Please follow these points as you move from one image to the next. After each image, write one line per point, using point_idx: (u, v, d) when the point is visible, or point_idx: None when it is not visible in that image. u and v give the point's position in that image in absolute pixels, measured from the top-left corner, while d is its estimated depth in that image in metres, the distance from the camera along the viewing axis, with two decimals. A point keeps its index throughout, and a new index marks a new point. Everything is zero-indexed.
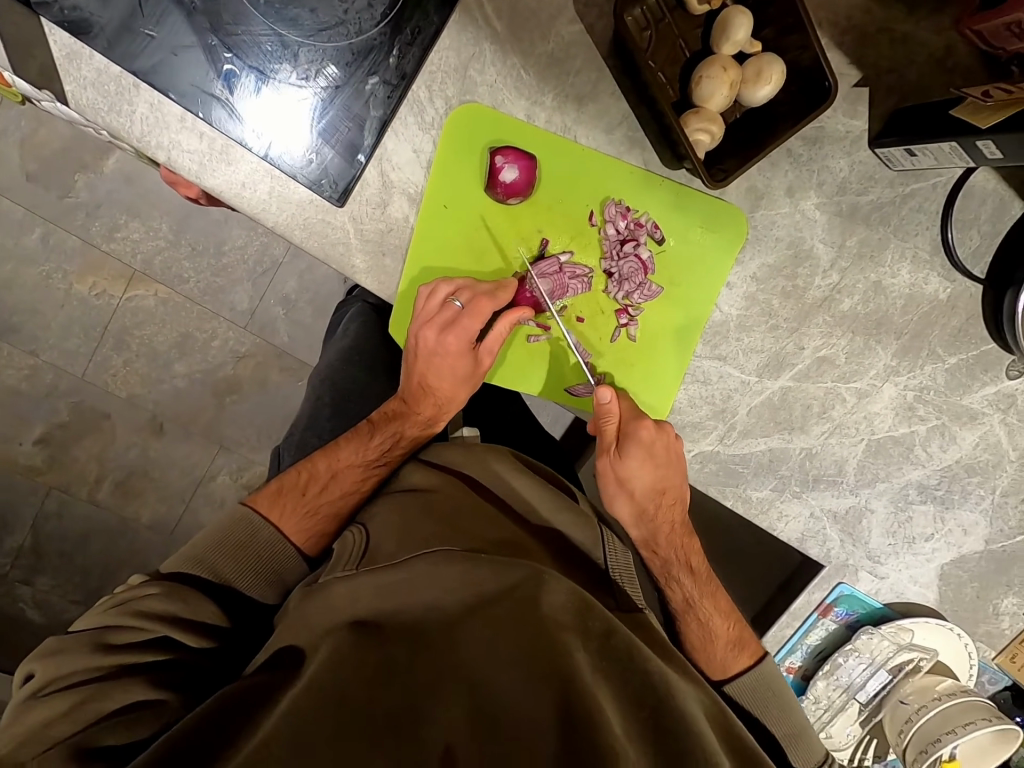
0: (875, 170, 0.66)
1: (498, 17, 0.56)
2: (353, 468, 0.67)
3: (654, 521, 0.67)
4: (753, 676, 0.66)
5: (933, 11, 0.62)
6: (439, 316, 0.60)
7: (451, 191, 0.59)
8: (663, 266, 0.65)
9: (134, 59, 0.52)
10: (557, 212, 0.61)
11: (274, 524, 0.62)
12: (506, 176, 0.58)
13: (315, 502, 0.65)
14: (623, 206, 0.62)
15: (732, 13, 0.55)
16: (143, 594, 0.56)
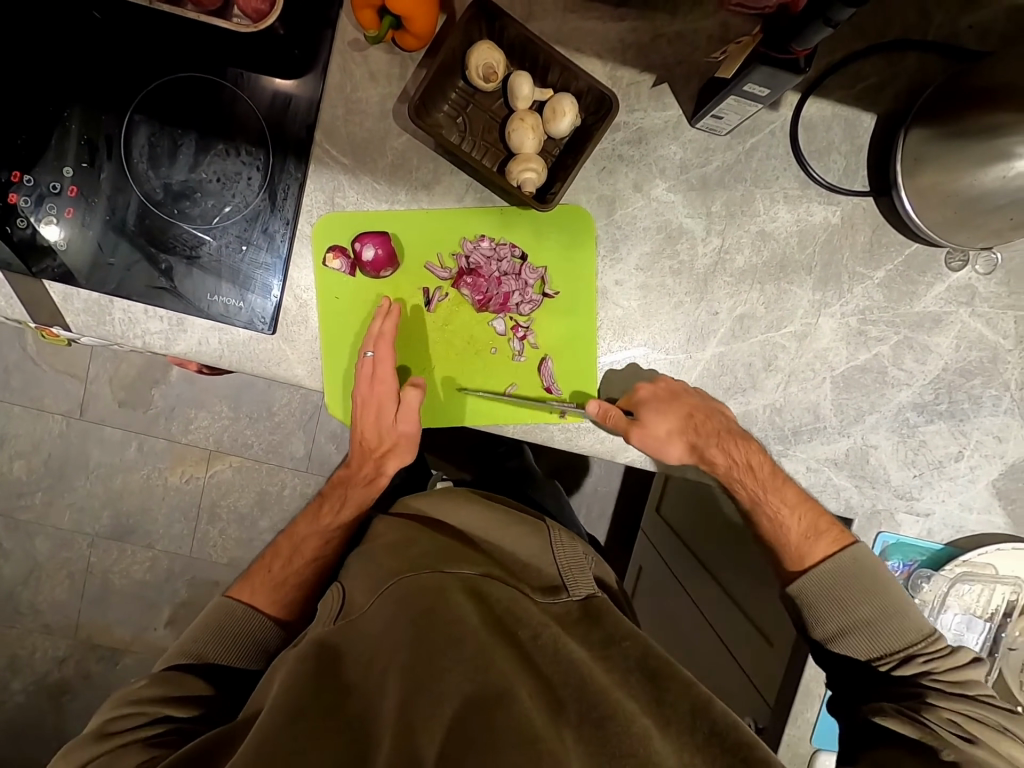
0: (708, 141, 0.72)
1: (343, 154, 0.71)
2: (312, 537, 0.77)
3: (721, 447, 0.72)
4: (845, 562, 0.71)
5: (697, 3, 0.70)
6: (361, 371, 0.70)
7: (336, 283, 0.72)
8: (542, 274, 0.73)
9: (106, 285, 0.71)
10: (426, 267, 0.72)
11: (246, 601, 0.72)
12: (368, 255, 0.70)
13: (281, 576, 0.74)
14: (478, 242, 0.72)
15: (513, 79, 0.67)
16: (134, 685, 0.64)
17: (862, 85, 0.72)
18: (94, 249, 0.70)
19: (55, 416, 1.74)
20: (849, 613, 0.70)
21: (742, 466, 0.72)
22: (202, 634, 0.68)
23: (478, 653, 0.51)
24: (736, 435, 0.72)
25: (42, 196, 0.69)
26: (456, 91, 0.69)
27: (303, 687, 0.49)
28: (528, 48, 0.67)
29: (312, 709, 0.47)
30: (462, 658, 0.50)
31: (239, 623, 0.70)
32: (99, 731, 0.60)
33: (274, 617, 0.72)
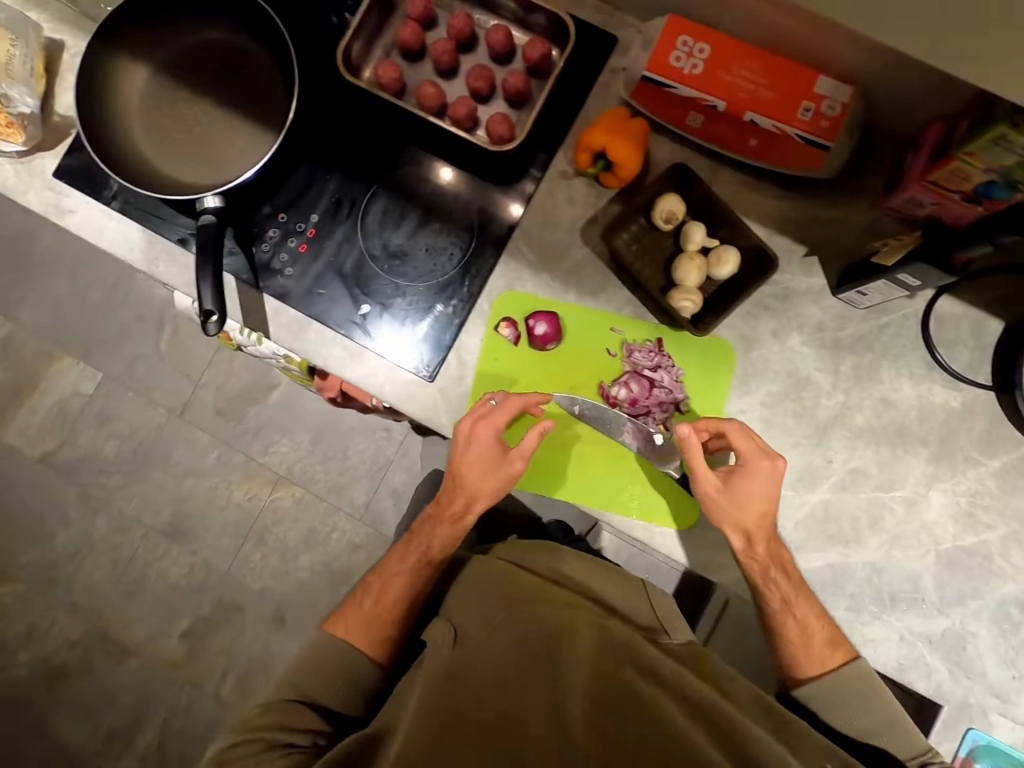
0: (845, 311, 0.82)
1: (532, 253, 0.84)
2: (398, 577, 0.79)
3: (752, 546, 0.74)
4: (850, 674, 0.72)
5: (855, 197, 0.82)
6: (477, 411, 0.76)
7: (501, 348, 0.83)
8: (683, 387, 0.80)
9: (311, 309, 0.84)
10: (581, 354, 0.82)
11: (345, 639, 0.77)
12: (538, 330, 0.81)
13: (372, 613, 0.78)
14: (632, 344, 0.81)
15: (689, 226, 0.80)
16: (311, 645, 0.78)
17: (994, 294, 0.80)
18: (312, 280, 0.84)
19: (158, 408, 1.90)
20: (858, 719, 0.70)
21: (773, 564, 0.74)
22: (311, 671, 0.76)
23: (601, 676, 0.55)
24: (773, 543, 0.74)
25: (287, 231, 0.85)
26: (636, 225, 0.82)
27: (426, 730, 0.55)
28: (709, 205, 0.80)
29: (442, 738, 0.54)
30: (579, 684, 0.54)
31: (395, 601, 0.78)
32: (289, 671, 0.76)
33: (375, 659, 0.77)
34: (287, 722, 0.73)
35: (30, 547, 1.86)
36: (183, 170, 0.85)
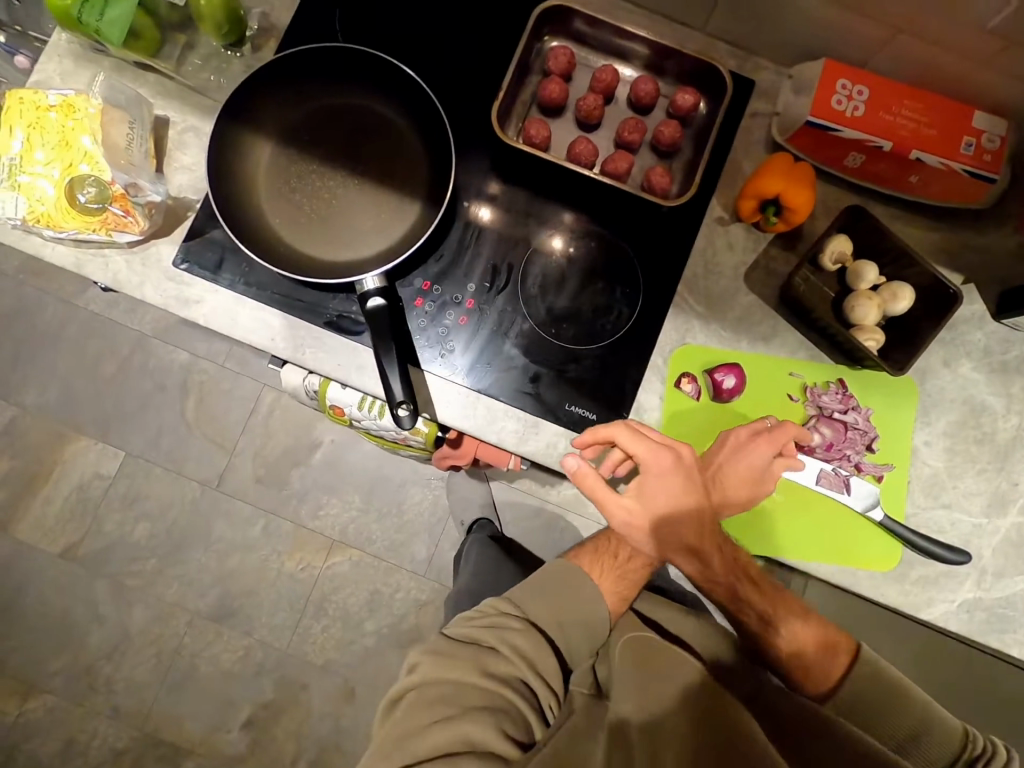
0: (1007, 334, 0.83)
1: (698, 304, 0.82)
2: (643, 551, 0.79)
3: (701, 556, 0.73)
4: (870, 675, 0.71)
5: (1002, 223, 0.84)
6: (742, 438, 0.74)
7: (684, 404, 0.80)
8: (872, 426, 0.80)
9: (479, 382, 0.79)
10: (764, 403, 0.81)
11: (598, 583, 0.75)
12: (725, 383, 0.79)
13: (624, 568, 0.77)
14: (815, 388, 0.81)
15: (861, 265, 0.79)
16: (497, 620, 0.71)
17: None
18: (476, 351, 0.80)
19: (190, 482, 1.73)
20: (877, 727, 0.69)
21: (733, 578, 0.74)
22: (554, 611, 0.73)
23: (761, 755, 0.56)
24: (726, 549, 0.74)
25: (444, 303, 0.80)
26: (804, 271, 0.82)
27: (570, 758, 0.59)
28: (877, 242, 0.80)
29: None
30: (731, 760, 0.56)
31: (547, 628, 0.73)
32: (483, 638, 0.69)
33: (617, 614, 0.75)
34: (454, 717, 0.62)
35: (56, 653, 1.66)
36: (325, 248, 0.80)
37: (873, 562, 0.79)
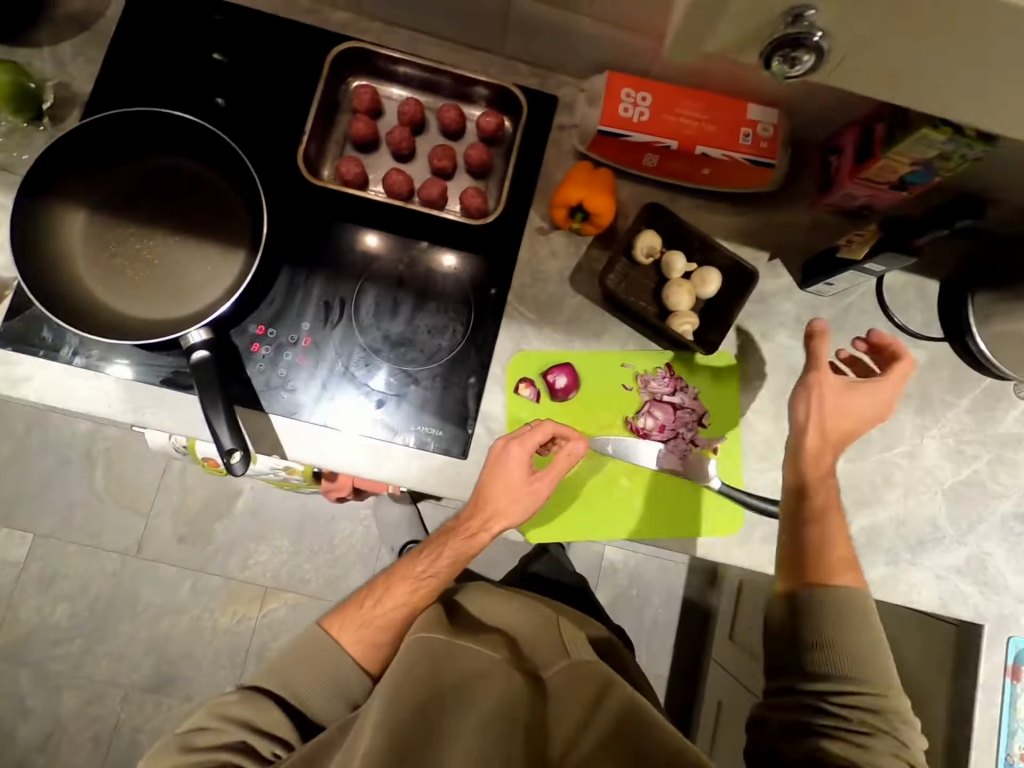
0: (814, 300, 0.91)
1: (529, 311, 0.86)
2: (404, 583, 0.82)
3: (822, 444, 0.78)
4: (857, 590, 0.74)
5: (796, 201, 0.92)
6: (527, 435, 0.77)
7: (525, 408, 0.84)
8: (700, 402, 0.86)
9: (324, 417, 0.81)
10: (601, 395, 0.86)
11: (337, 638, 0.79)
12: (558, 383, 0.83)
13: (371, 616, 0.80)
14: (645, 374, 0.86)
15: (670, 256, 0.85)
16: (230, 701, 0.74)
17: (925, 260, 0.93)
18: (318, 388, 0.82)
19: (110, 554, 1.68)
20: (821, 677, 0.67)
21: (827, 474, 0.78)
22: (297, 662, 0.78)
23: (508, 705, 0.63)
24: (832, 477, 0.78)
25: (280, 345, 0.82)
26: (619, 266, 0.86)
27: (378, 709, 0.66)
28: (683, 232, 0.86)
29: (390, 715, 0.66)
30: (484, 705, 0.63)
31: (328, 658, 0.78)
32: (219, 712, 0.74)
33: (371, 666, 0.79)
34: None
35: None
36: (155, 309, 0.80)
37: (718, 529, 0.85)
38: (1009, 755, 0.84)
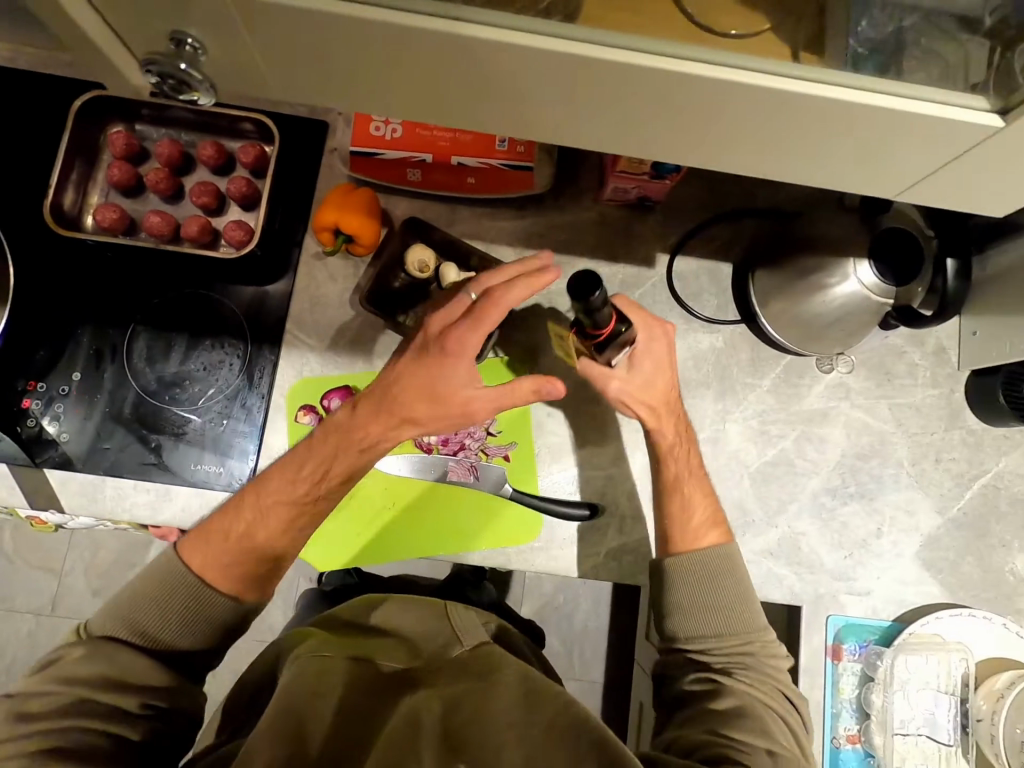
0: (604, 295, 0.90)
1: (309, 337, 0.86)
2: (278, 505, 0.69)
3: (658, 418, 0.75)
4: (721, 557, 0.71)
5: (579, 199, 0.92)
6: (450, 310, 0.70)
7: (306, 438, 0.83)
8: None
9: (101, 466, 0.81)
10: None
11: (195, 564, 0.66)
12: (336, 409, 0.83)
13: (241, 537, 0.68)
14: None
15: (441, 269, 0.85)
16: (67, 658, 0.61)
17: (716, 243, 0.92)
18: (92, 436, 0.81)
19: (25, 617, 1.66)
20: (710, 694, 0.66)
21: (680, 441, 0.77)
22: (138, 601, 0.63)
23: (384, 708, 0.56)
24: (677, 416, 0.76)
25: (51, 398, 0.81)
26: (398, 282, 0.86)
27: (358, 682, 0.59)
28: (452, 243, 0.86)
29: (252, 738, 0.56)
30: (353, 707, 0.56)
31: (189, 597, 0.64)
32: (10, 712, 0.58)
33: (238, 594, 0.67)
34: None
35: None
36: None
37: (516, 537, 0.84)
38: (834, 738, 0.81)
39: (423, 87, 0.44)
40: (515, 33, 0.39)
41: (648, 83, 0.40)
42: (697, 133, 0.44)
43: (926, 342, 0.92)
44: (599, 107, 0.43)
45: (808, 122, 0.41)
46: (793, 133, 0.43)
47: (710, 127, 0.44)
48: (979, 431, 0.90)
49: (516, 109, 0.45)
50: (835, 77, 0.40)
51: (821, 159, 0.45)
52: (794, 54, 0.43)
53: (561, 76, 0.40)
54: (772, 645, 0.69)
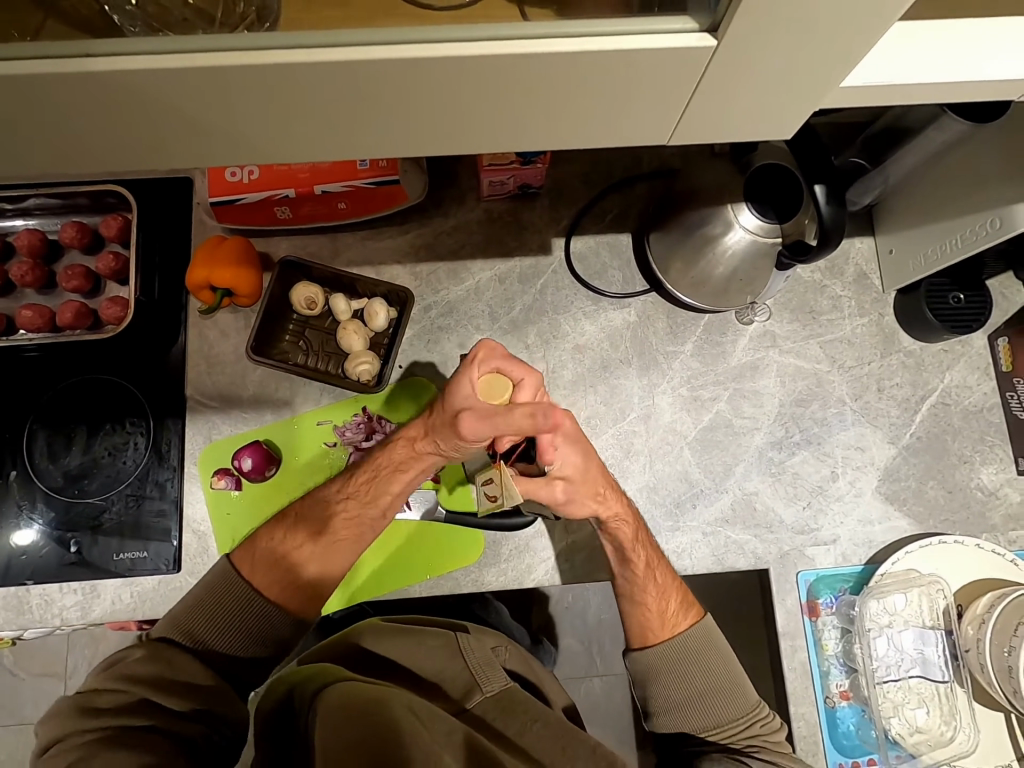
0: (507, 293, 0.87)
1: (212, 400, 0.83)
2: (317, 507, 0.73)
3: (616, 504, 0.71)
4: (697, 637, 0.72)
5: (461, 202, 0.89)
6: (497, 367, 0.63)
7: (227, 501, 0.80)
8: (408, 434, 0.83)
9: (22, 575, 0.78)
10: (304, 460, 0.82)
11: (247, 574, 0.68)
12: (248, 465, 0.80)
13: (280, 552, 0.70)
14: (341, 425, 0.83)
15: (330, 301, 0.83)
16: (132, 658, 0.62)
17: (609, 216, 0.89)
18: (8, 546, 0.78)
19: (7, 729, 1.54)
20: (691, 682, 0.71)
21: (639, 527, 0.73)
22: (200, 612, 0.66)
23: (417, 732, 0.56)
24: (634, 503, 0.74)
25: None
26: (291, 324, 0.84)
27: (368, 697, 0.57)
28: (337, 274, 0.84)
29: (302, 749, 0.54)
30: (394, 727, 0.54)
31: (234, 608, 0.66)
32: (83, 708, 0.59)
33: (280, 601, 0.68)
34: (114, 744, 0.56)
35: None
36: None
37: (459, 559, 0.81)
38: (828, 698, 0.77)
39: (215, 139, 0.40)
40: (303, 50, 0.33)
41: (405, 76, 0.35)
42: (492, 119, 0.39)
43: (845, 271, 0.88)
44: (368, 115, 0.38)
45: (603, 80, 0.36)
46: (584, 95, 0.38)
47: (498, 106, 0.38)
48: (917, 351, 0.86)
49: (303, 135, 0.40)
50: (615, 25, 0.34)
51: (624, 111, 0.40)
52: (524, 12, 0.36)
53: (341, 90, 0.35)
54: (771, 722, 0.71)
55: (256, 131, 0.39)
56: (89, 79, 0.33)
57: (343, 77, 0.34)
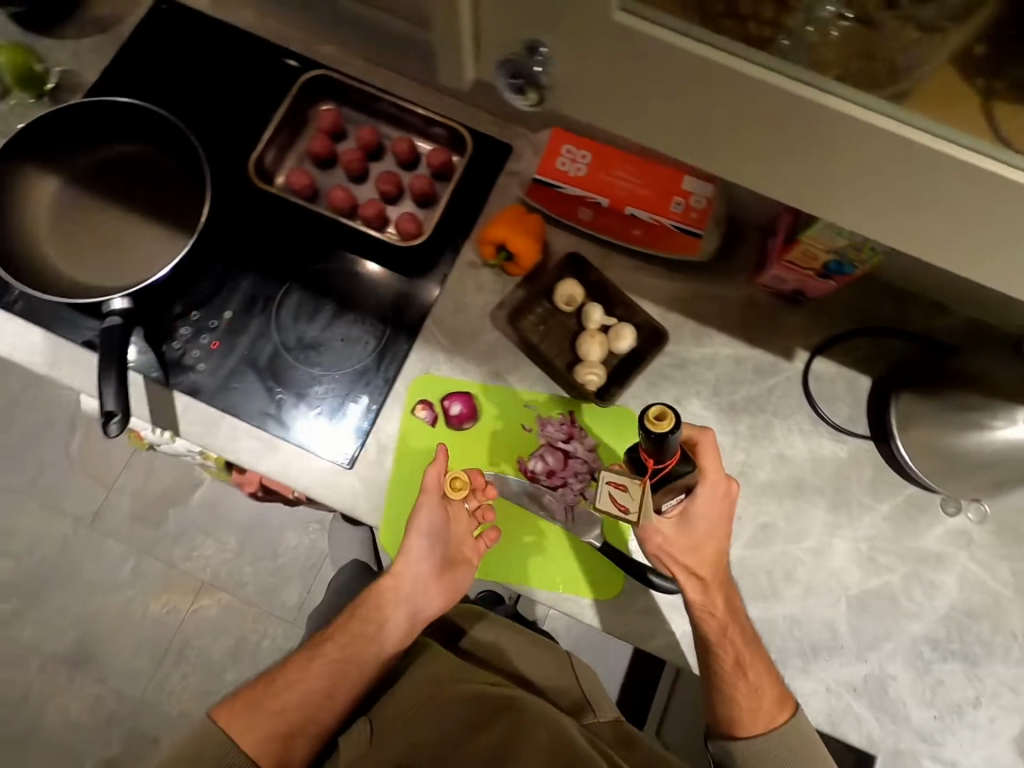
0: (737, 375, 0.89)
1: (444, 338, 0.88)
2: (296, 688, 0.69)
3: (707, 592, 0.72)
4: (793, 734, 0.71)
5: (731, 276, 0.92)
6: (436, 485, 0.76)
7: (419, 431, 0.84)
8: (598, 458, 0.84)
9: (225, 403, 0.84)
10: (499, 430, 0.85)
11: (233, 732, 0.67)
12: (455, 411, 0.84)
13: (280, 703, 0.68)
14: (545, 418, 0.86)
15: (587, 307, 0.86)
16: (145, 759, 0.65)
17: (859, 354, 0.90)
18: (225, 373, 0.84)
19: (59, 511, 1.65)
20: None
21: (731, 622, 0.73)
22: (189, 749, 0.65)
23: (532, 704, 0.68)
24: (727, 590, 0.73)
25: (202, 328, 0.85)
26: (541, 309, 0.88)
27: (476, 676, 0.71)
28: (605, 287, 0.88)
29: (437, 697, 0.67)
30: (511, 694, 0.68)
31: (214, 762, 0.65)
32: None
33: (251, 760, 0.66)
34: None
35: None
36: (96, 271, 0.87)
37: (595, 589, 0.81)
38: None
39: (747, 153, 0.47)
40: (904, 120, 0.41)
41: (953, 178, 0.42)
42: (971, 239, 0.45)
43: None
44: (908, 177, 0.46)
45: None
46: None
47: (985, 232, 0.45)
48: None
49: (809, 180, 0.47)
50: None
51: None
52: None
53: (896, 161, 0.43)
54: None
55: (770, 163, 0.47)
56: (726, 74, 0.42)
57: (897, 152, 0.42)
